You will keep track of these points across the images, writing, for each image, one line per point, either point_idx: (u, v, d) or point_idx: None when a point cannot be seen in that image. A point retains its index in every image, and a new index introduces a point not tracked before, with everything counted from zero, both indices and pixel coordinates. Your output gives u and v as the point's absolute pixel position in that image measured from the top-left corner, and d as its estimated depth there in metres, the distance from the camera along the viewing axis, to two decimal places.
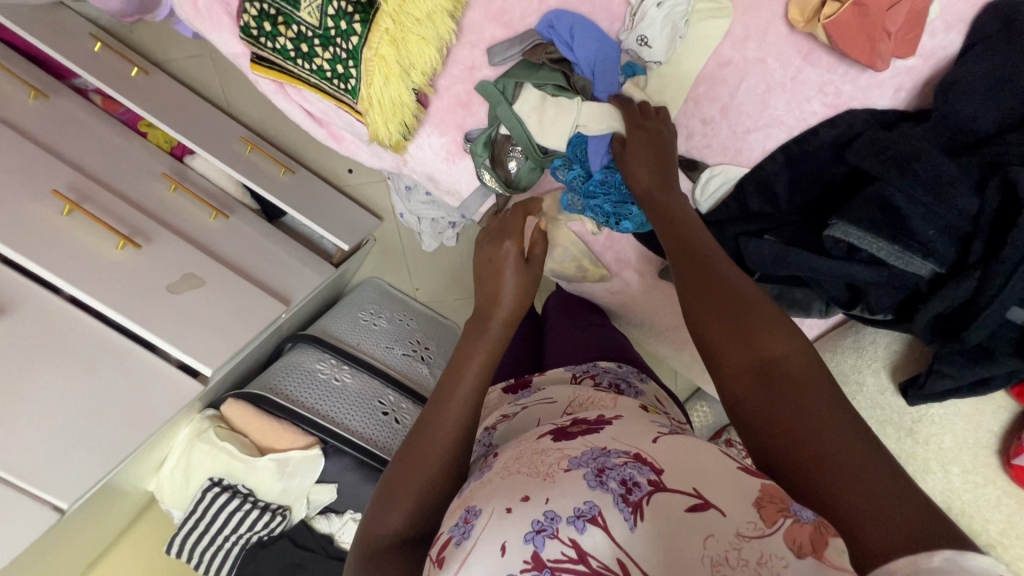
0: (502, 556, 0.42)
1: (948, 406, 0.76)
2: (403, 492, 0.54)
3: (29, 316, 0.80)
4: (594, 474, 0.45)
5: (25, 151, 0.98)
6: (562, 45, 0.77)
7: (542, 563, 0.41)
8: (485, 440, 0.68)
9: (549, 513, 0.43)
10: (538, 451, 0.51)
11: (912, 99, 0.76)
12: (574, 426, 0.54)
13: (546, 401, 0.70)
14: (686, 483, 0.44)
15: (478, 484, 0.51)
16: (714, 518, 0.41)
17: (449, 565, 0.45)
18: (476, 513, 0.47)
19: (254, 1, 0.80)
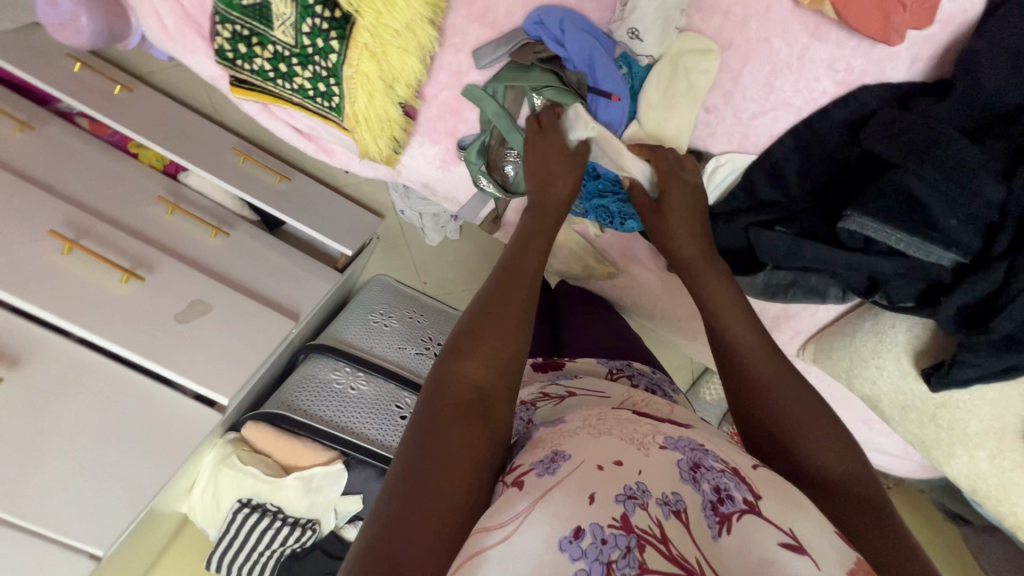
0: (591, 504, 0.40)
1: (974, 393, 0.73)
2: (482, 350, 0.53)
3: (43, 364, 0.81)
4: (689, 469, 0.44)
5: (19, 190, 0.97)
6: (552, 42, 0.72)
7: (630, 526, 0.39)
8: (524, 413, 0.62)
9: (641, 485, 0.42)
10: (627, 420, 0.50)
11: (932, 70, 0.70)
12: (650, 412, 0.55)
13: (597, 392, 0.65)
14: (782, 521, 0.40)
15: (558, 431, 0.49)
16: (805, 567, 0.37)
17: (531, 489, 0.42)
18: (564, 456, 0.45)
19: (225, 22, 0.76)
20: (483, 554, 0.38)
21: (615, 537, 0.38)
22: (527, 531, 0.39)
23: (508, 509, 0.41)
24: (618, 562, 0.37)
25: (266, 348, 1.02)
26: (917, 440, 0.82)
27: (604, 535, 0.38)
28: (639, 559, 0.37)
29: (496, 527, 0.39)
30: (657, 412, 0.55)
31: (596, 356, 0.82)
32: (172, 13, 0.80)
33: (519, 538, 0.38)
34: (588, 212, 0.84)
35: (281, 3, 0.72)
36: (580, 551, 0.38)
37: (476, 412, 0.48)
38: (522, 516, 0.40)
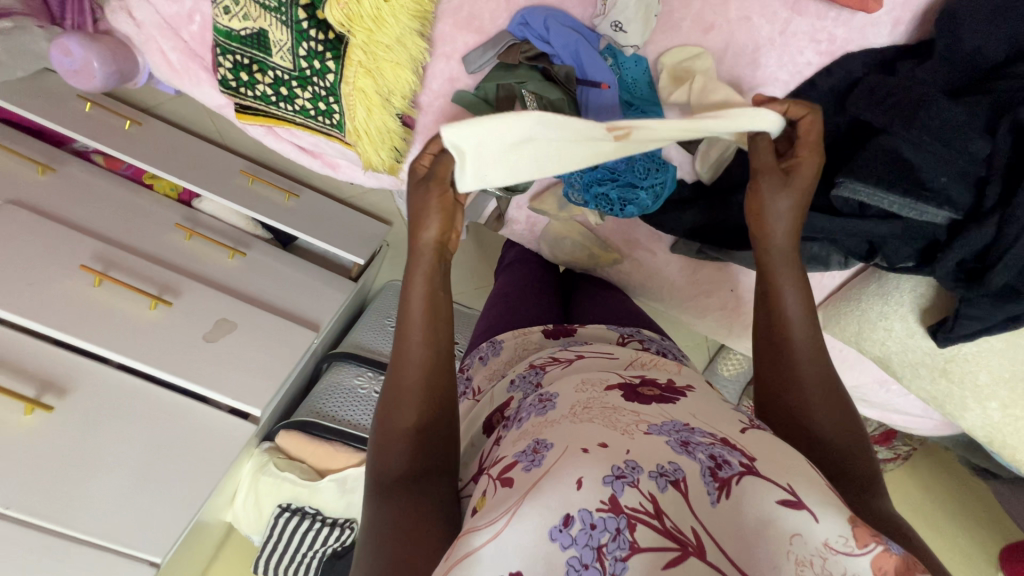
0: (578, 491, 0.42)
1: (981, 344, 0.75)
2: (390, 440, 0.59)
3: (87, 392, 0.86)
4: (679, 445, 0.47)
5: (48, 229, 1.02)
6: (538, 40, 0.74)
7: (620, 508, 0.42)
8: (534, 376, 0.66)
9: (630, 463, 0.44)
10: (612, 408, 0.51)
11: (912, 32, 0.72)
12: (646, 388, 0.56)
13: (603, 354, 0.69)
14: (780, 478, 0.44)
15: (544, 420, 0.52)
16: (805, 521, 0.42)
17: (516, 486, 0.45)
18: (546, 445, 0.48)
19: (226, 53, 0.80)
20: (476, 553, 0.41)
21: (604, 521, 0.41)
22: (518, 526, 0.41)
23: (494, 511, 0.44)
24: (608, 545, 0.40)
25: (292, 360, 1.06)
26: (931, 397, 0.83)
27: (593, 520, 0.41)
28: (629, 539, 0.40)
29: (483, 527, 0.43)
30: (651, 389, 0.57)
31: (607, 324, 0.85)
32: (176, 49, 0.84)
33: (509, 533, 0.41)
34: (589, 203, 0.83)
35: (278, 30, 0.76)
36: (570, 539, 0.41)
37: (411, 487, 0.54)
38: (511, 511, 0.43)
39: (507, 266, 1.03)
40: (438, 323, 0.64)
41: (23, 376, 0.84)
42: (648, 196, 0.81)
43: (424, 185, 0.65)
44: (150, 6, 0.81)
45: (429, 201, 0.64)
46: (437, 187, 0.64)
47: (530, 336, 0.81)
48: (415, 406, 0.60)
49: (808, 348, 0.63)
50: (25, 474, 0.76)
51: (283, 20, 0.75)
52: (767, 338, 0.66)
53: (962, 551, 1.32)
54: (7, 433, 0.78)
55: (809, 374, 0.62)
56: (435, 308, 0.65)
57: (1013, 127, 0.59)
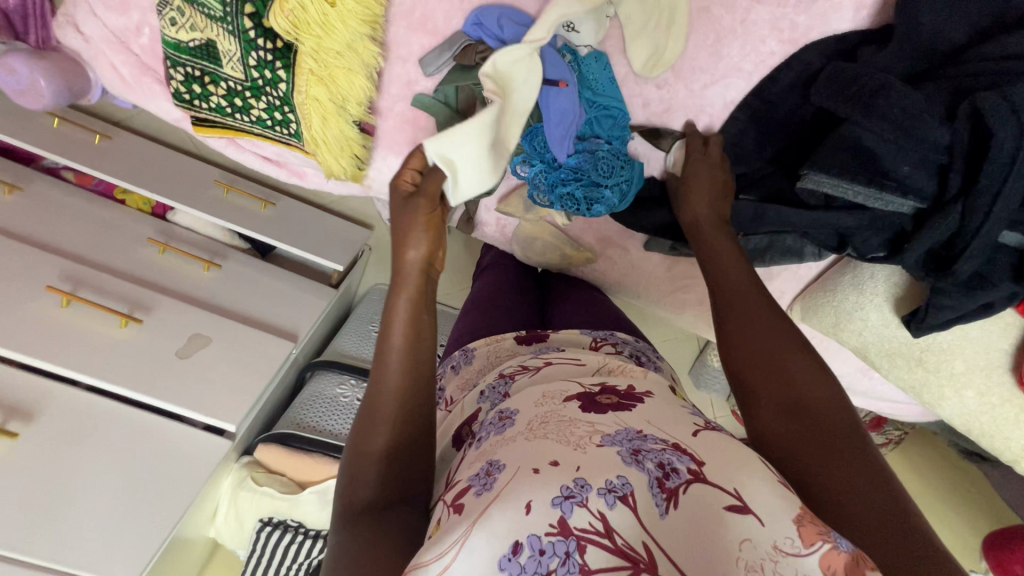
0: (526, 515, 0.41)
1: (954, 332, 0.74)
2: (360, 468, 0.55)
3: (56, 416, 0.85)
4: (630, 453, 0.45)
5: (15, 251, 1.01)
6: (492, 40, 0.71)
7: (569, 530, 0.40)
8: (501, 386, 0.65)
9: (580, 482, 0.43)
10: (568, 421, 0.50)
11: (876, 15, 0.70)
12: (603, 396, 0.55)
13: (571, 360, 0.68)
14: (727, 483, 0.44)
15: (501, 438, 0.51)
16: (753, 526, 0.41)
17: (468, 512, 0.44)
18: (498, 466, 0.47)
19: (177, 66, 0.79)
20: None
21: (553, 546, 0.39)
22: (466, 556, 0.41)
23: (443, 541, 0.43)
24: (558, 571, 0.39)
25: (268, 372, 1.05)
26: (908, 386, 0.82)
27: (542, 546, 0.39)
28: (580, 562, 0.39)
29: (432, 560, 0.42)
30: (609, 396, 0.56)
31: (581, 327, 0.83)
32: (127, 63, 0.82)
33: (457, 565, 0.41)
34: (554, 203, 0.81)
35: (225, 40, 0.74)
36: (519, 568, 0.39)
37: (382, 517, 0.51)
38: (460, 542, 0.42)
39: (485, 270, 1.02)
40: (422, 342, 0.62)
41: None
42: (614, 194, 0.80)
43: (411, 202, 0.69)
44: (97, 20, 0.79)
45: (415, 218, 0.68)
46: (423, 205, 0.69)
47: (503, 342, 0.79)
48: (389, 431, 0.56)
49: (772, 319, 0.60)
50: None
51: (230, 30, 0.73)
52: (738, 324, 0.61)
53: (954, 536, 1.31)
54: None
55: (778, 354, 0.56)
56: (419, 324, 0.63)
57: (970, 112, 0.57)
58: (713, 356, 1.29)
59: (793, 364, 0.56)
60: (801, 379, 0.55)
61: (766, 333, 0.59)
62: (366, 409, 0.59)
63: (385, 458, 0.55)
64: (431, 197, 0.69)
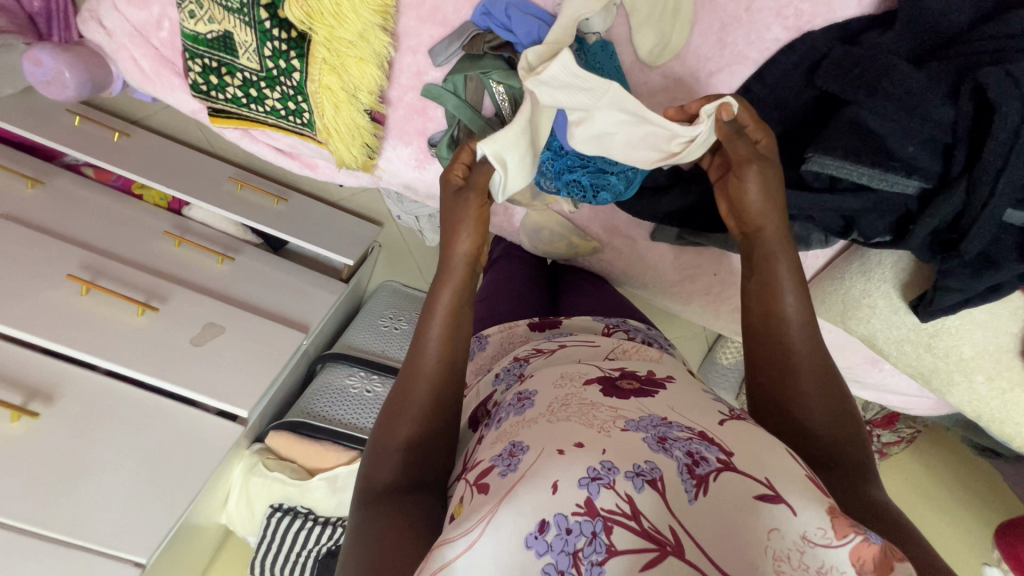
0: (553, 494, 0.42)
1: (964, 317, 0.73)
2: (386, 451, 0.56)
3: (75, 398, 0.87)
4: (656, 441, 0.46)
5: (36, 240, 1.04)
6: (500, 29, 0.73)
7: (596, 510, 0.41)
8: (517, 368, 0.66)
9: (607, 464, 0.43)
10: (589, 404, 0.50)
11: (880, 1, 0.71)
12: (624, 381, 0.55)
13: (585, 342, 0.69)
14: (757, 471, 0.44)
15: (521, 420, 0.52)
16: (783, 514, 0.42)
17: (493, 492, 0.45)
18: (522, 447, 0.47)
19: (195, 58, 0.81)
20: (450, 566, 0.41)
21: (580, 525, 0.41)
22: (493, 534, 0.41)
23: (469, 520, 0.44)
24: (584, 549, 0.40)
25: (279, 360, 1.07)
26: (918, 373, 0.81)
27: (569, 525, 0.41)
28: (606, 543, 0.40)
29: (458, 537, 0.43)
30: (630, 381, 0.56)
31: (592, 315, 0.84)
32: (147, 56, 0.85)
33: (483, 541, 0.41)
34: (561, 189, 0.83)
35: (242, 31, 0.77)
36: (546, 546, 0.40)
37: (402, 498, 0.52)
38: (485, 520, 0.43)
39: (496, 262, 1.03)
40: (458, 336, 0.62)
41: (11, 385, 0.86)
42: (620, 180, 0.81)
43: (459, 196, 0.69)
44: (119, 15, 0.82)
45: (464, 210, 0.67)
46: (474, 198, 0.68)
47: (516, 328, 0.80)
48: (416, 422, 0.57)
49: (809, 360, 0.61)
50: (14, 480, 0.78)
51: (246, 21, 0.76)
52: (762, 327, 0.64)
53: (969, 535, 1.29)
54: None
55: (805, 369, 0.60)
56: (456, 320, 0.63)
57: (973, 90, 0.58)
58: (724, 351, 1.29)
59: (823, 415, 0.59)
60: (831, 419, 0.58)
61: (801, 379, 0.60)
62: (398, 393, 0.60)
63: (413, 445, 0.56)
64: (478, 189, 0.68)
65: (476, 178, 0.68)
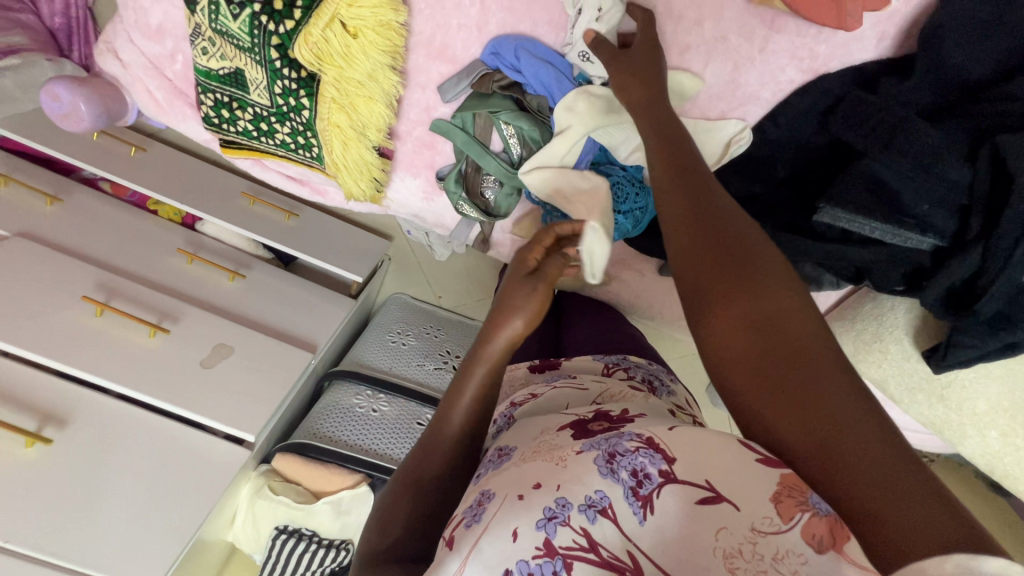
0: (514, 542, 0.40)
1: (978, 371, 0.72)
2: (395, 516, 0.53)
3: (86, 422, 0.89)
4: (605, 461, 0.43)
5: (52, 260, 1.06)
6: (509, 69, 0.73)
7: (555, 550, 0.40)
8: (504, 418, 0.66)
9: (561, 501, 0.41)
10: (557, 444, 0.49)
11: (899, 45, 0.69)
12: (595, 424, 0.53)
13: (574, 384, 0.69)
14: (698, 474, 0.42)
15: (496, 471, 0.50)
16: (728, 513, 0.39)
17: (460, 547, 0.43)
18: (489, 496, 0.45)
19: (207, 92, 0.82)
20: None
21: (541, 567, 0.39)
22: None
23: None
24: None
25: (287, 383, 1.08)
26: (929, 422, 0.80)
27: (530, 570, 0.39)
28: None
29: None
30: (601, 422, 0.54)
31: (593, 352, 0.83)
32: (161, 87, 0.86)
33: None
34: None
35: (253, 69, 0.77)
36: None
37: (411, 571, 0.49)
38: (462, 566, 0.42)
39: None
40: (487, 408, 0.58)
41: (26, 409, 0.88)
42: (627, 220, 0.80)
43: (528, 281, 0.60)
44: (135, 47, 0.83)
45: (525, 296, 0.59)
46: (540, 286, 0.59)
47: (517, 370, 0.80)
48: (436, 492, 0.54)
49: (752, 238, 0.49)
50: (26, 505, 0.80)
51: (257, 59, 0.76)
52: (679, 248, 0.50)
53: None
54: (8, 467, 0.81)
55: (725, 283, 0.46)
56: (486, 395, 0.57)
57: (991, 154, 0.57)
58: None
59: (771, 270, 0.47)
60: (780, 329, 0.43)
61: (738, 241, 0.48)
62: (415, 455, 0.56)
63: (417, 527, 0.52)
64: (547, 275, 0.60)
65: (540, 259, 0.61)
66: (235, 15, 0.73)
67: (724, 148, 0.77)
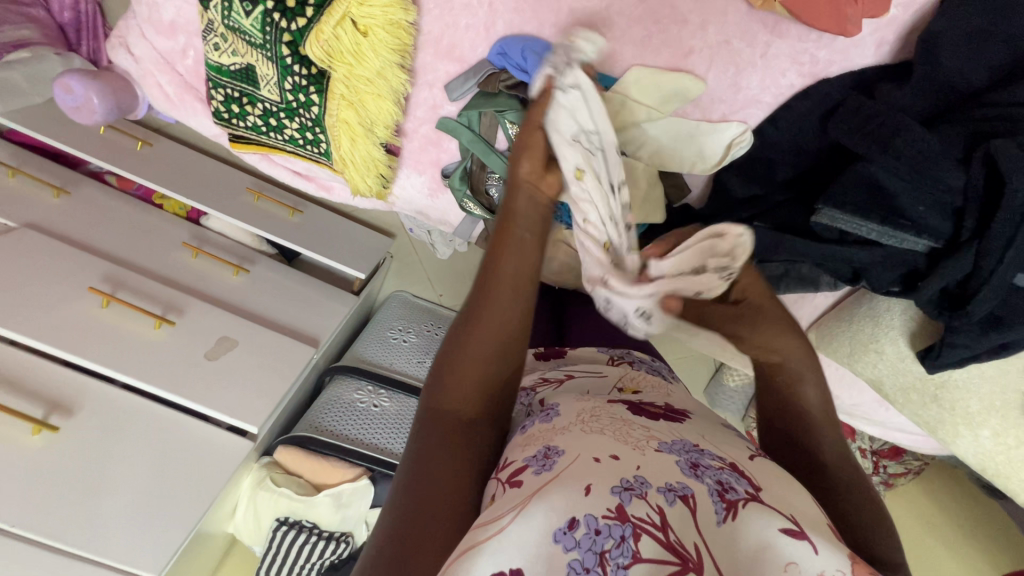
0: (586, 496, 0.43)
1: (970, 371, 0.73)
2: (457, 374, 0.54)
3: (91, 410, 0.91)
4: (688, 467, 0.47)
5: (59, 251, 1.07)
6: (515, 69, 0.72)
7: (626, 516, 0.42)
8: (525, 398, 0.66)
9: (639, 478, 0.45)
10: (622, 422, 0.53)
11: (896, 52, 0.71)
12: (650, 406, 0.58)
13: (594, 373, 0.70)
14: (784, 507, 0.44)
15: (552, 427, 0.53)
16: (803, 551, 0.40)
17: (524, 487, 0.46)
18: (557, 450, 0.48)
19: (218, 88, 0.84)
20: (478, 547, 0.41)
21: (609, 528, 0.41)
22: (523, 523, 0.42)
23: (503, 508, 0.44)
24: (611, 552, 0.40)
25: (289, 376, 1.09)
26: (923, 422, 0.81)
27: (598, 526, 0.41)
28: (633, 548, 0.40)
29: (492, 522, 0.43)
30: (654, 407, 0.59)
31: (598, 346, 0.84)
32: (172, 82, 0.88)
33: (513, 529, 0.42)
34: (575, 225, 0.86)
35: (264, 65, 0.79)
36: (574, 542, 0.41)
37: (462, 434, 0.52)
38: (518, 509, 0.43)
39: None
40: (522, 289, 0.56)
41: (32, 397, 0.89)
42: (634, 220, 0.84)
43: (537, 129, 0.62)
44: (147, 43, 0.85)
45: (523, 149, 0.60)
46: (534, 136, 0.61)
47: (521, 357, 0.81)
48: (492, 360, 0.55)
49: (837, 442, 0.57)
50: (30, 492, 0.81)
51: (268, 55, 0.77)
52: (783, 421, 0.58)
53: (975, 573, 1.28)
54: (15, 453, 0.82)
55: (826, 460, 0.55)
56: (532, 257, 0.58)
57: (984, 158, 0.58)
58: (730, 376, 1.29)
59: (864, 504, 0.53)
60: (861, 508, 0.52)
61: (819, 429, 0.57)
62: (469, 314, 0.56)
63: (480, 389, 0.54)
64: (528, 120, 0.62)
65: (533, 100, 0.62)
66: (248, 12, 0.75)
67: (726, 149, 0.77)
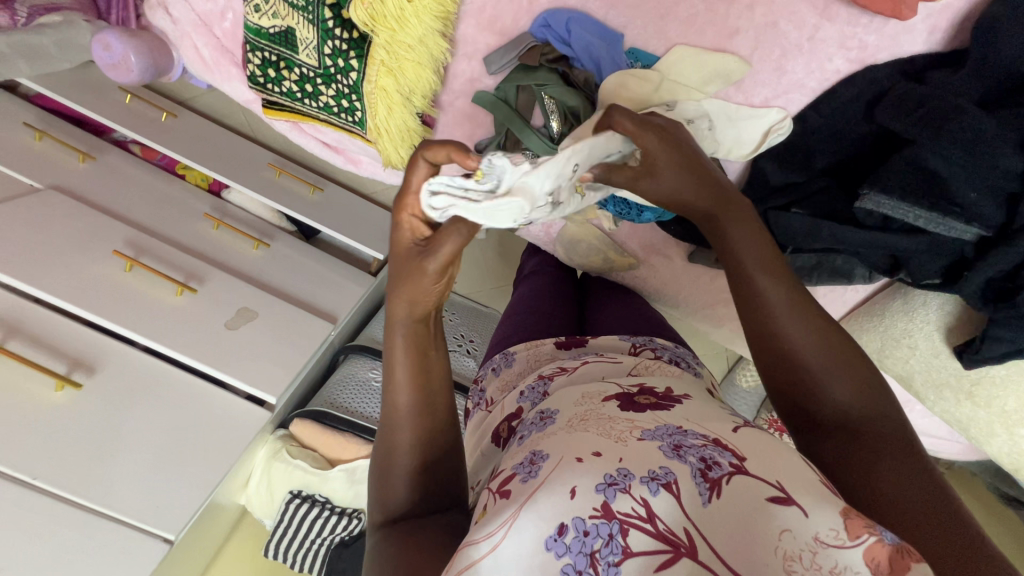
0: (571, 499, 0.41)
1: (1010, 367, 0.72)
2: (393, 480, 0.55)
3: (112, 368, 0.91)
4: (670, 448, 0.45)
5: (84, 213, 1.06)
6: (558, 42, 0.74)
7: (612, 514, 0.40)
8: (541, 386, 0.65)
9: (623, 470, 0.43)
10: (607, 417, 0.50)
11: (948, 40, 0.68)
12: (642, 397, 0.55)
13: (608, 360, 0.68)
14: (770, 475, 0.43)
15: (542, 434, 0.51)
16: (795, 516, 0.40)
17: (515, 498, 0.44)
18: (542, 456, 0.47)
19: (256, 51, 0.84)
20: (475, 566, 0.41)
21: (597, 527, 0.40)
22: (515, 537, 0.41)
23: (493, 521, 0.43)
24: (602, 551, 0.39)
25: (308, 350, 1.09)
26: (955, 420, 0.80)
27: (586, 528, 0.40)
28: (622, 544, 0.39)
29: (482, 539, 0.42)
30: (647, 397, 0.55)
31: (621, 334, 0.82)
32: (208, 45, 0.88)
33: (506, 545, 0.41)
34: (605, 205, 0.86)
35: (305, 28, 0.79)
36: (565, 547, 0.40)
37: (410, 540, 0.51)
38: (509, 523, 0.42)
39: (528, 275, 1.01)
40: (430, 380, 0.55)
41: (55, 353, 0.88)
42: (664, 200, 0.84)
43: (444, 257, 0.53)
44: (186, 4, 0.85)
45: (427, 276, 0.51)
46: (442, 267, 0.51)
47: (542, 346, 0.79)
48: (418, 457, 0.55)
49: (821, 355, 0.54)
50: (50, 449, 0.80)
51: (310, 18, 0.78)
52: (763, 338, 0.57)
53: None
54: (38, 407, 0.82)
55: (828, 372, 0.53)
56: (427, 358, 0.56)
57: None
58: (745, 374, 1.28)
59: (863, 419, 0.51)
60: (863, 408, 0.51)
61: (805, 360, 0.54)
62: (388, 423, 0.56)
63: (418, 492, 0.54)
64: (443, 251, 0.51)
65: (440, 239, 0.49)
66: None
67: (763, 135, 0.76)
